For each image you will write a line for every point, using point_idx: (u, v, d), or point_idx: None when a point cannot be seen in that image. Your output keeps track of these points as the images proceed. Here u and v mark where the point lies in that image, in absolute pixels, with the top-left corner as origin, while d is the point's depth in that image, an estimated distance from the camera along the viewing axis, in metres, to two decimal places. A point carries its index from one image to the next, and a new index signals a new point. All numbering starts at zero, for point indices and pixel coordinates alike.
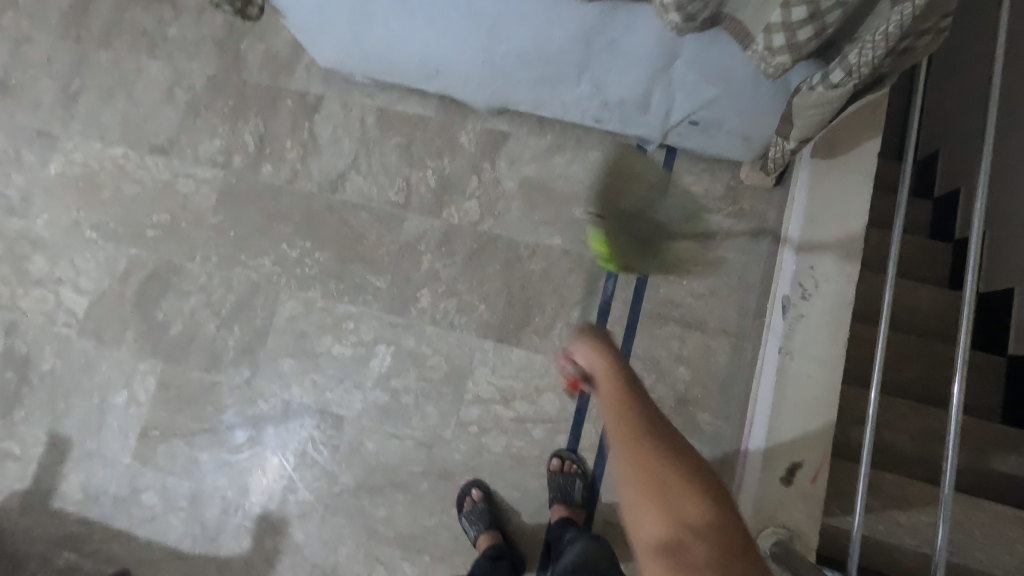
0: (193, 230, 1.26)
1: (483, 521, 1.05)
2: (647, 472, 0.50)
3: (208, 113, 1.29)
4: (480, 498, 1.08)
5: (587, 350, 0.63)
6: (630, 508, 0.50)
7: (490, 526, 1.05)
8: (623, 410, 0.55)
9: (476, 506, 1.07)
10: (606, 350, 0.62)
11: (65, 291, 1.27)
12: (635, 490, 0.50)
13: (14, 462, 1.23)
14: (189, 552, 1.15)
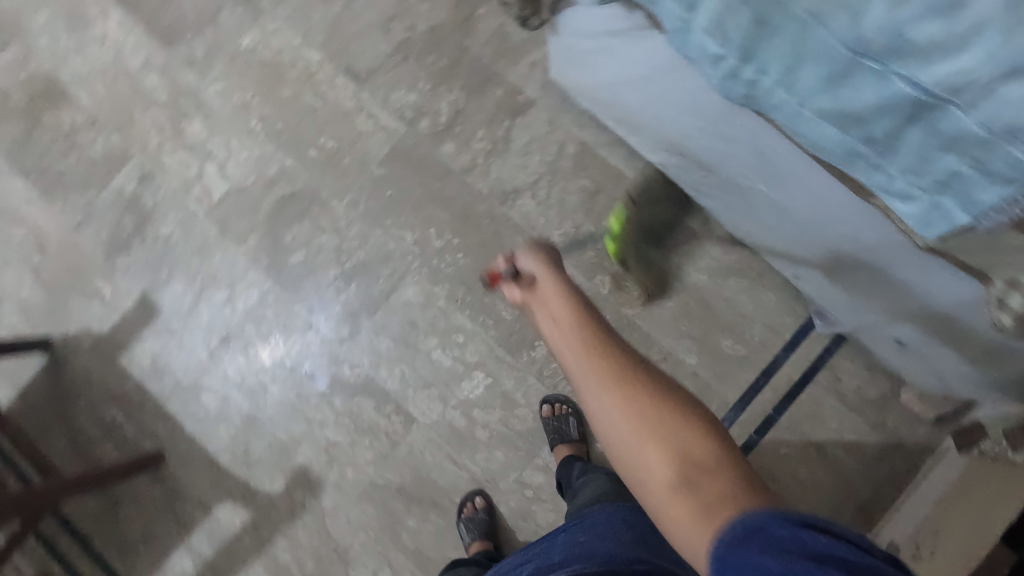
0: (352, 171, 1.22)
1: (478, 530, 1.07)
2: (625, 411, 0.45)
3: (416, 62, 1.23)
4: (482, 507, 1.10)
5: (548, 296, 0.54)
6: (623, 450, 0.44)
7: (486, 535, 1.07)
8: (599, 348, 0.48)
9: (476, 513, 1.10)
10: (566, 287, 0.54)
11: (210, 168, 1.25)
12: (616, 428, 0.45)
13: (100, 304, 1.24)
14: (224, 466, 1.18)
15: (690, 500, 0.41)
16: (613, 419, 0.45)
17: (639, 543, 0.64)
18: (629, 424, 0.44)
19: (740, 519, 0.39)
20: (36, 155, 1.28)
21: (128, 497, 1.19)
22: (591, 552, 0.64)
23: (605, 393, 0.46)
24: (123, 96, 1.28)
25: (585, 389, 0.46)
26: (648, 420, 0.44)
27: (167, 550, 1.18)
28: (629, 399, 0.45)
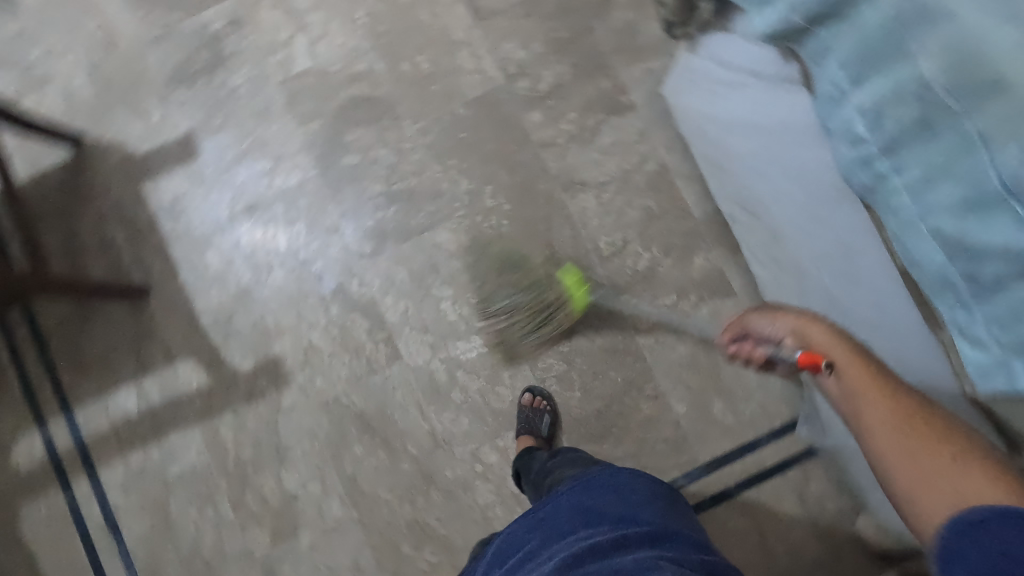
0: (436, 100, 1.20)
1: None
2: (893, 419, 0.59)
3: (538, 21, 1.20)
4: None
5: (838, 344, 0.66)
6: (884, 446, 0.59)
7: None
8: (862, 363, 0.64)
9: None
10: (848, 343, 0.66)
11: (302, 39, 1.22)
12: (900, 460, 0.57)
13: (143, 125, 1.21)
14: (202, 326, 1.17)
15: (936, 478, 0.55)
16: (887, 431, 0.59)
17: (642, 503, 0.67)
18: (909, 435, 0.58)
19: (964, 515, 0.51)
20: None
21: (99, 317, 1.18)
22: (602, 517, 0.65)
23: (885, 406, 0.60)
24: None
25: (862, 395, 0.62)
26: (909, 431, 0.58)
27: (117, 381, 1.17)
28: (893, 408, 0.60)
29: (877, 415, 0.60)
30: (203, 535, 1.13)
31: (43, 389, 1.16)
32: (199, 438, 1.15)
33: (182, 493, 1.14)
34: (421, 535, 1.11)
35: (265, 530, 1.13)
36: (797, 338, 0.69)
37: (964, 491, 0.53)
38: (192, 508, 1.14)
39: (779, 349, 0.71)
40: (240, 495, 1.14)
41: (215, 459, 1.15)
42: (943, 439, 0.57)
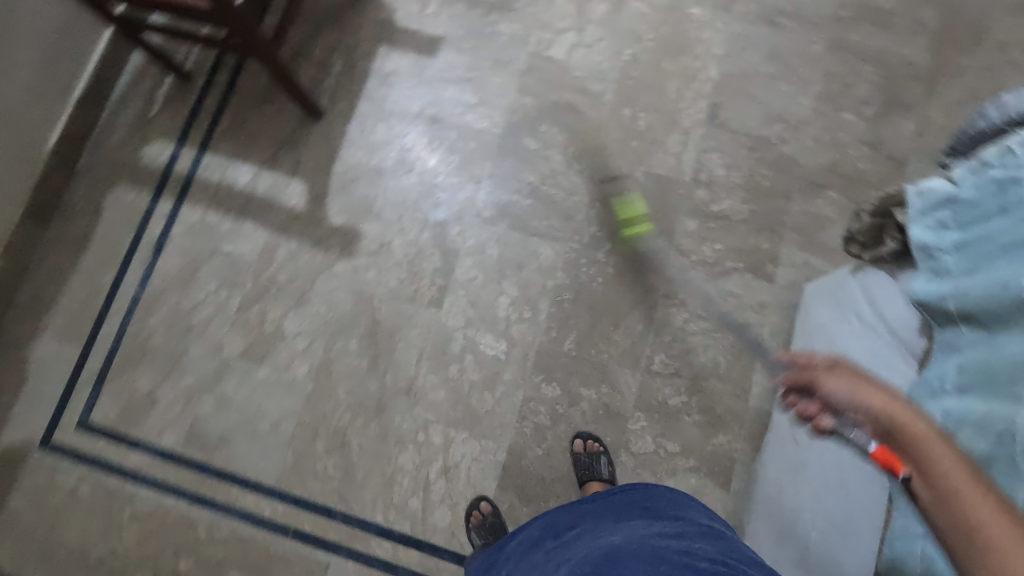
0: (627, 154, 1.27)
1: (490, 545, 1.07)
2: (970, 498, 0.46)
3: (753, 160, 1.25)
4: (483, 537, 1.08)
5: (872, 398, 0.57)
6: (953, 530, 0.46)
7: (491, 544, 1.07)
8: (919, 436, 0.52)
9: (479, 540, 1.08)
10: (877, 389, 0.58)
11: (571, 36, 1.35)
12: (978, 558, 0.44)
13: (418, 8, 1.38)
14: (332, 168, 1.31)
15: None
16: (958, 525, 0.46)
17: (693, 511, 0.80)
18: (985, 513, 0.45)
19: None
20: None
21: (276, 105, 1.35)
22: (662, 512, 0.77)
23: (943, 468, 0.49)
24: None
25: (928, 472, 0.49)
26: (989, 521, 0.44)
27: (247, 157, 1.33)
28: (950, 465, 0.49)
29: (975, 522, 0.45)
30: (204, 308, 1.25)
31: (201, 123, 1.35)
32: (261, 240, 1.28)
33: (217, 266, 1.27)
34: (340, 445, 1.17)
35: (244, 342, 1.23)
36: (875, 424, 0.56)
37: None
38: (214, 283, 1.26)
39: (823, 408, 0.63)
40: (250, 304, 1.24)
41: (257, 264, 1.26)
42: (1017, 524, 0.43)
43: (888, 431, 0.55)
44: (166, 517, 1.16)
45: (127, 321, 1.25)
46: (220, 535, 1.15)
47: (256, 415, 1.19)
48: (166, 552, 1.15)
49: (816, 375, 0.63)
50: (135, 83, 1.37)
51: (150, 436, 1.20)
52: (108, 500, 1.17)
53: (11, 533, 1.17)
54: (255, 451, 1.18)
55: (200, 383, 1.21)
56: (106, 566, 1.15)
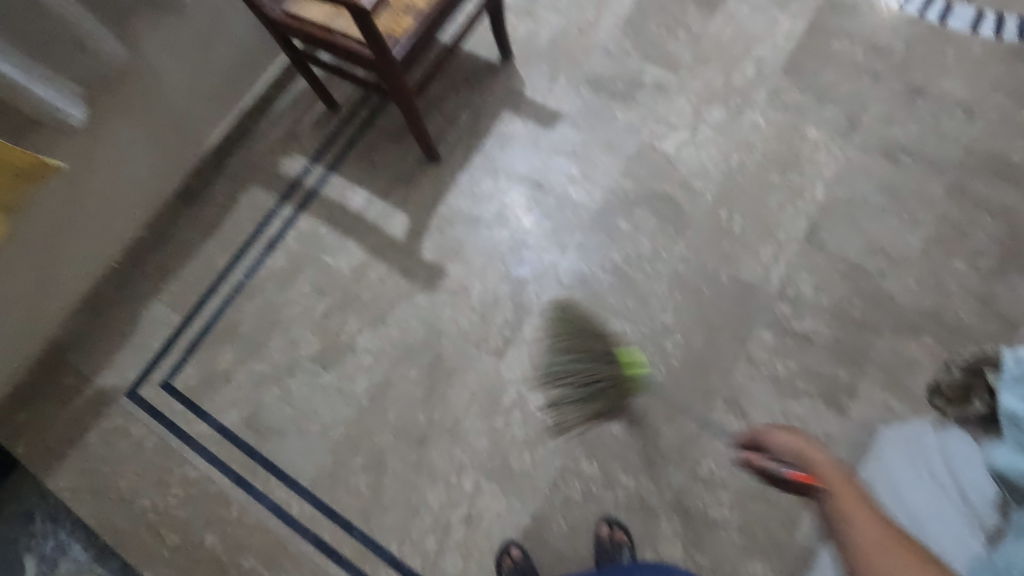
0: (715, 253, 1.28)
1: None
2: (881, 526, 0.67)
3: (846, 286, 1.22)
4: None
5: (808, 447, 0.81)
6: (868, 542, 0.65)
7: None
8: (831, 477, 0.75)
9: None
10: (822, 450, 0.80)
11: (684, 134, 1.41)
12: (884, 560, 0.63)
13: (546, 84, 1.51)
14: (436, 208, 1.42)
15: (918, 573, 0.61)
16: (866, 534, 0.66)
17: None
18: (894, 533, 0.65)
19: None
20: (655, 7, 1.56)
21: (402, 144, 1.50)
22: None
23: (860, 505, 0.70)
24: (726, 52, 1.48)
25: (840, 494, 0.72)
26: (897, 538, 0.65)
27: (366, 183, 1.47)
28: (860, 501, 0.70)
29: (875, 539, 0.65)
30: (293, 307, 1.37)
31: (336, 147, 1.52)
32: (358, 258, 1.39)
33: (314, 272, 1.40)
34: (376, 465, 1.21)
35: (319, 346, 1.32)
36: (800, 458, 0.81)
37: None
38: (308, 287, 1.38)
39: (775, 461, 0.84)
40: (333, 312, 1.35)
41: (349, 279, 1.38)
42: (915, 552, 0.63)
43: (807, 465, 0.79)
44: (207, 488, 1.24)
45: (227, 303, 1.40)
46: (248, 520, 1.21)
47: (310, 415, 1.27)
48: (198, 522, 1.22)
49: (762, 434, 0.87)
50: (292, 103, 1.58)
51: (216, 410, 1.30)
52: (165, 458, 1.28)
53: (80, 464, 1.30)
54: (300, 449, 1.25)
55: (271, 373, 1.31)
56: (146, 518, 1.24)
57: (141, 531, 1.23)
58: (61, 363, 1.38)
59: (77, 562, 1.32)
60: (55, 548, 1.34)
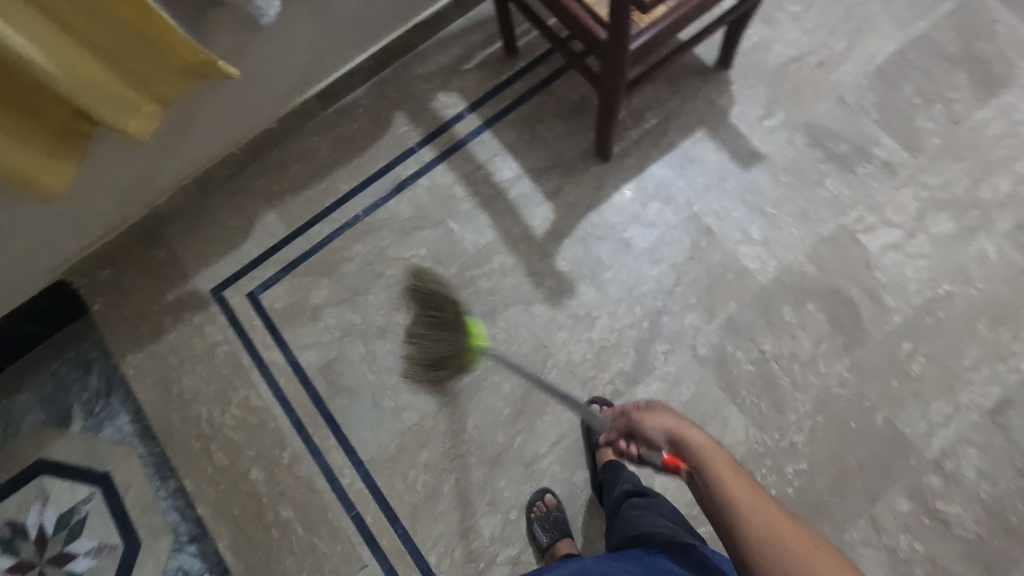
0: (880, 387, 1.11)
1: (555, 531, 1.06)
2: (794, 526, 0.58)
3: (1015, 484, 1.05)
4: (553, 507, 1.08)
5: (655, 411, 0.76)
6: (769, 526, 0.58)
7: (559, 536, 1.05)
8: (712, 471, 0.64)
9: (550, 512, 1.08)
10: (669, 415, 0.75)
11: (896, 234, 1.19)
12: (759, 518, 0.58)
13: (759, 116, 1.28)
14: (586, 215, 1.25)
15: (781, 517, 0.58)
16: (756, 503, 0.60)
17: None
18: (786, 524, 0.58)
19: None
20: (920, 64, 1.28)
21: (573, 125, 1.30)
22: None
23: (734, 477, 0.63)
24: (984, 154, 1.22)
25: (739, 493, 0.61)
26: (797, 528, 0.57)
27: (520, 156, 1.30)
28: (737, 476, 0.63)
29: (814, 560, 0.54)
30: (403, 265, 1.25)
31: (500, 100, 1.34)
32: (486, 237, 1.25)
33: (436, 235, 1.26)
34: (440, 469, 1.14)
35: None
36: (668, 438, 0.72)
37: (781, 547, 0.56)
38: (424, 250, 1.25)
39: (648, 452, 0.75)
40: (442, 288, 1.23)
41: (470, 258, 1.24)
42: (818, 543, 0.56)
43: (674, 440, 0.70)
44: (265, 422, 1.18)
45: (336, 233, 1.28)
46: (297, 471, 1.16)
47: (387, 388, 1.19)
48: (248, 452, 1.17)
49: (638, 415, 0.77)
50: (467, 32, 1.38)
51: (295, 344, 1.23)
52: (232, 374, 1.22)
53: (150, 346, 1.25)
54: (368, 420, 1.17)
55: (361, 328, 1.22)
56: (199, 427, 1.20)
57: (191, 437, 1.19)
58: (157, 234, 1.31)
59: (122, 432, 1.32)
60: (105, 410, 1.33)
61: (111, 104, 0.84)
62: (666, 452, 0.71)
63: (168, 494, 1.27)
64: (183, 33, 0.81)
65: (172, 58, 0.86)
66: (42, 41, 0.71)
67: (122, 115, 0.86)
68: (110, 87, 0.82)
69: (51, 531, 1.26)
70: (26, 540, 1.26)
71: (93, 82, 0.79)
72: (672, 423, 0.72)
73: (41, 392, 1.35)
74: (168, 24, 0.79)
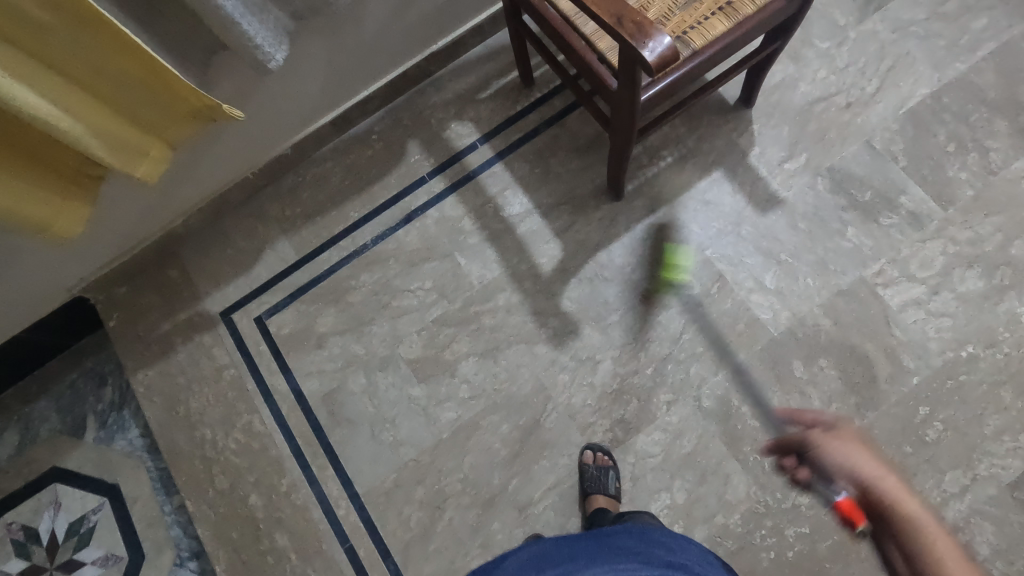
0: (893, 452, 1.07)
1: None
2: None
3: None
4: None
5: (820, 440, 0.62)
6: None
7: None
8: (901, 525, 0.54)
9: None
10: (833, 439, 0.62)
11: (919, 290, 1.13)
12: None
13: (780, 158, 1.23)
14: (595, 254, 1.22)
15: None
16: (944, 555, 0.51)
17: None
18: None
19: None
20: (955, 109, 1.22)
21: (587, 161, 1.28)
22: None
23: (929, 533, 0.53)
24: (1020, 208, 1.15)
25: (932, 545, 0.52)
26: None
27: (531, 190, 1.28)
28: (928, 525, 0.53)
29: None
30: (409, 297, 1.25)
31: (514, 132, 1.32)
32: (493, 272, 1.24)
33: (442, 268, 1.26)
34: (434, 506, 1.14)
35: (420, 352, 1.21)
36: (844, 479, 0.59)
37: None
38: (430, 283, 1.25)
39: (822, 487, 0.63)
40: (446, 322, 1.22)
41: (476, 292, 1.23)
42: None
43: (853, 484, 0.59)
44: (266, 448, 1.20)
45: (345, 262, 1.29)
46: (294, 499, 1.17)
47: (387, 421, 1.19)
48: (249, 476, 1.19)
49: (812, 439, 0.63)
50: (484, 60, 1.37)
51: (299, 371, 1.24)
52: (237, 398, 1.24)
53: (160, 365, 1.28)
54: (366, 452, 1.18)
55: (364, 359, 1.22)
56: (203, 449, 1.22)
57: (194, 458, 1.22)
58: (171, 254, 1.33)
59: (131, 445, 1.35)
60: (117, 422, 1.37)
61: (120, 152, 0.87)
62: (845, 499, 0.61)
63: (172, 509, 1.30)
64: (184, 80, 0.83)
65: (176, 104, 0.88)
66: (50, 97, 0.74)
67: (133, 160, 0.90)
68: (117, 134, 0.85)
69: (61, 537, 1.30)
70: (38, 545, 1.30)
71: (104, 135, 0.83)
72: (836, 450, 0.61)
73: (58, 401, 1.40)
74: (170, 73, 0.81)
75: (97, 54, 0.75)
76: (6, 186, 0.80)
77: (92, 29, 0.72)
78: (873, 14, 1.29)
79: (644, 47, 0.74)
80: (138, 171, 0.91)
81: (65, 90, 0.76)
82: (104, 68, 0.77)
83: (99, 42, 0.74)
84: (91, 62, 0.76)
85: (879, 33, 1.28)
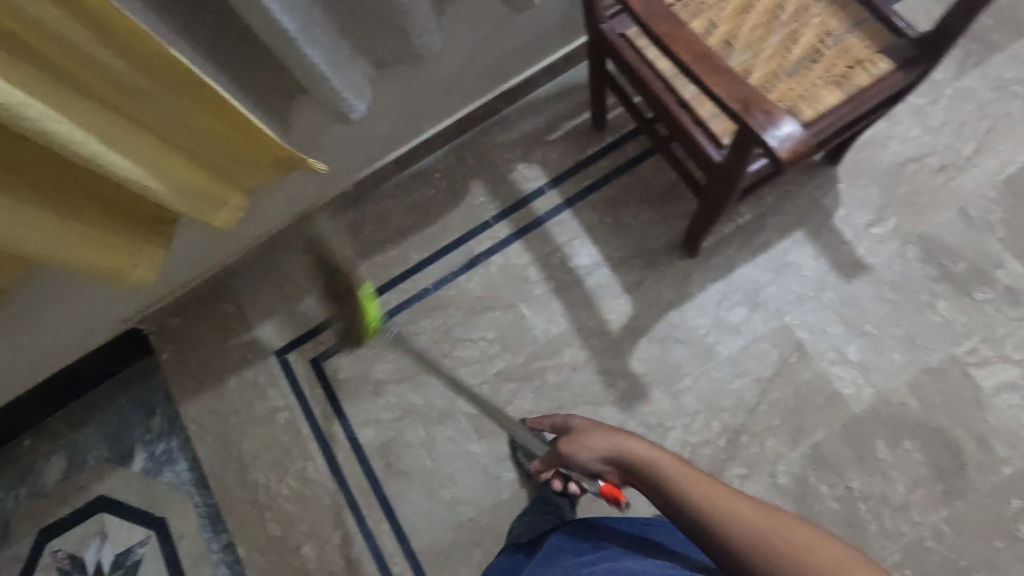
0: (982, 547, 1.01)
1: None
2: (753, 504, 0.56)
3: None
4: None
5: (585, 436, 0.73)
6: (727, 513, 0.55)
7: None
8: (658, 481, 0.62)
9: None
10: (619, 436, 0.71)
11: (1014, 373, 1.07)
12: (730, 508, 0.56)
13: (867, 221, 1.17)
14: (666, 313, 1.18)
15: (755, 506, 0.56)
16: (689, 482, 0.60)
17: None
18: (769, 517, 0.54)
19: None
20: None
21: (660, 213, 1.23)
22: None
23: (682, 472, 0.61)
24: None
25: (666, 473, 0.62)
26: (760, 505, 0.56)
27: (601, 240, 1.23)
28: (698, 475, 0.61)
29: (743, 524, 0.54)
30: (470, 347, 1.21)
31: (584, 178, 1.27)
32: (558, 326, 1.20)
33: (506, 318, 1.21)
34: None
35: (480, 407, 1.18)
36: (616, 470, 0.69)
37: (764, 552, 0.52)
38: (492, 333, 1.21)
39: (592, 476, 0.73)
40: (508, 376, 1.19)
41: (540, 346, 1.19)
42: (775, 518, 0.54)
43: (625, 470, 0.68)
44: (320, 497, 1.18)
45: (405, 306, 1.25)
46: (348, 552, 1.14)
47: (445, 476, 1.15)
48: (301, 525, 1.17)
49: (570, 451, 0.74)
50: (555, 99, 1.31)
51: (355, 418, 1.21)
52: (291, 442, 1.21)
53: (213, 402, 1.25)
54: (423, 508, 1.15)
55: (422, 410, 1.19)
56: (255, 493, 1.19)
57: (246, 502, 1.19)
58: (227, 287, 1.30)
59: (179, 478, 1.33)
60: (165, 454, 1.35)
61: (203, 207, 0.83)
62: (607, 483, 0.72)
63: (219, 548, 1.28)
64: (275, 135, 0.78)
65: (261, 155, 0.83)
66: (144, 158, 0.70)
67: (213, 213, 0.85)
68: (200, 189, 0.80)
69: (107, 568, 1.29)
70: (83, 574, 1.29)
71: (189, 192, 0.78)
72: (625, 443, 0.69)
73: (106, 427, 1.38)
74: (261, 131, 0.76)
75: (190, 112, 0.71)
76: (83, 239, 0.77)
77: (191, 90, 0.68)
78: (971, 70, 1.22)
79: (770, 136, 0.69)
80: (216, 222, 0.87)
81: (156, 150, 0.72)
82: (196, 125, 0.73)
83: (193, 101, 0.70)
84: (184, 119, 0.72)
85: (978, 92, 1.21)
